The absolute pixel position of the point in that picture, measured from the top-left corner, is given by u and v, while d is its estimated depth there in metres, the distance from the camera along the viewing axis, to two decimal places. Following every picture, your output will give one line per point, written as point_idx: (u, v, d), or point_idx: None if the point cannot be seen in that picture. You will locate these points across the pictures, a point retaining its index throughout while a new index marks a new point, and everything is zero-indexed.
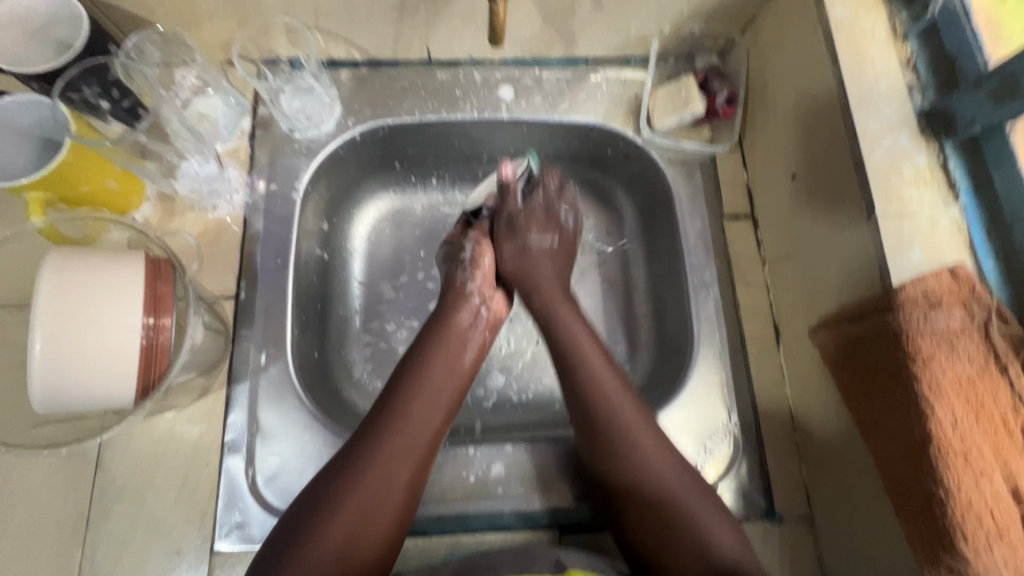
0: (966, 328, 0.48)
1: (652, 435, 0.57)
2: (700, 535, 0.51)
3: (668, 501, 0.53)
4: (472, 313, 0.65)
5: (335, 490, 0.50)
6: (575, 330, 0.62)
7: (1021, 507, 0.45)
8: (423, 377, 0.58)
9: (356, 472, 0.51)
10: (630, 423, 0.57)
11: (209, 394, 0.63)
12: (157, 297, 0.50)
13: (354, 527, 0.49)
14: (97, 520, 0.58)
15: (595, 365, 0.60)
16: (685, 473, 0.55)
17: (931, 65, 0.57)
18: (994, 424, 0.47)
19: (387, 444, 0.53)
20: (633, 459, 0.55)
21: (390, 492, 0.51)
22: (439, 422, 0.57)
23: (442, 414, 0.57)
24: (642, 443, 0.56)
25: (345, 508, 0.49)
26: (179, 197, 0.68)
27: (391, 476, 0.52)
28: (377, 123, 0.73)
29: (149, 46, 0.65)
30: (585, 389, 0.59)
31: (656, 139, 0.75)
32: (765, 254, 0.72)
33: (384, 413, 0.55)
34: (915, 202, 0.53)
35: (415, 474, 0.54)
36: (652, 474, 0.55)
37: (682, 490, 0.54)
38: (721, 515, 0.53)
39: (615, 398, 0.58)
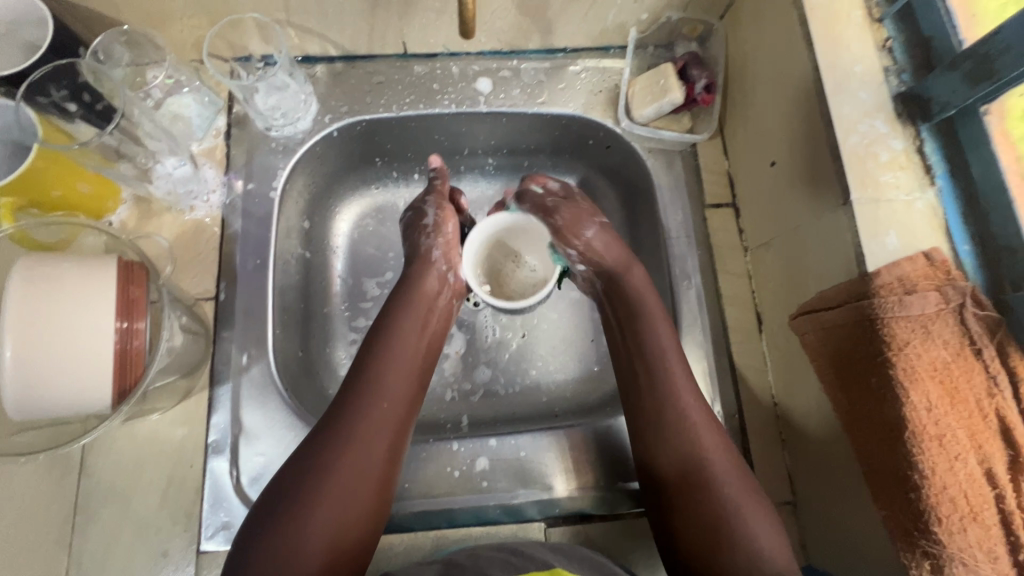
0: (941, 313, 0.48)
1: (707, 422, 0.57)
2: (753, 549, 0.49)
3: (722, 520, 0.51)
4: (439, 279, 0.65)
5: (315, 467, 0.50)
6: (653, 308, 0.63)
7: (994, 489, 0.45)
8: (389, 351, 0.59)
9: (335, 448, 0.51)
10: (687, 406, 0.57)
11: (191, 396, 0.63)
12: (131, 302, 0.50)
13: (339, 506, 0.49)
14: (82, 525, 0.58)
15: (666, 348, 0.60)
16: (732, 457, 0.55)
17: (906, 49, 0.56)
18: (969, 407, 0.47)
19: (362, 419, 0.53)
20: (699, 458, 0.55)
21: (369, 469, 0.52)
22: (407, 395, 0.57)
23: (409, 386, 0.58)
24: (700, 435, 0.56)
25: (328, 487, 0.49)
26: (155, 199, 0.68)
27: (367, 454, 0.52)
28: (354, 119, 0.72)
29: (117, 47, 0.65)
30: (650, 362, 0.60)
31: (636, 129, 0.74)
32: (747, 241, 0.72)
33: (351, 393, 0.55)
34: (891, 187, 0.53)
35: (390, 450, 0.54)
36: (708, 469, 0.54)
37: (727, 472, 0.54)
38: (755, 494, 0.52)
39: (679, 387, 0.59)
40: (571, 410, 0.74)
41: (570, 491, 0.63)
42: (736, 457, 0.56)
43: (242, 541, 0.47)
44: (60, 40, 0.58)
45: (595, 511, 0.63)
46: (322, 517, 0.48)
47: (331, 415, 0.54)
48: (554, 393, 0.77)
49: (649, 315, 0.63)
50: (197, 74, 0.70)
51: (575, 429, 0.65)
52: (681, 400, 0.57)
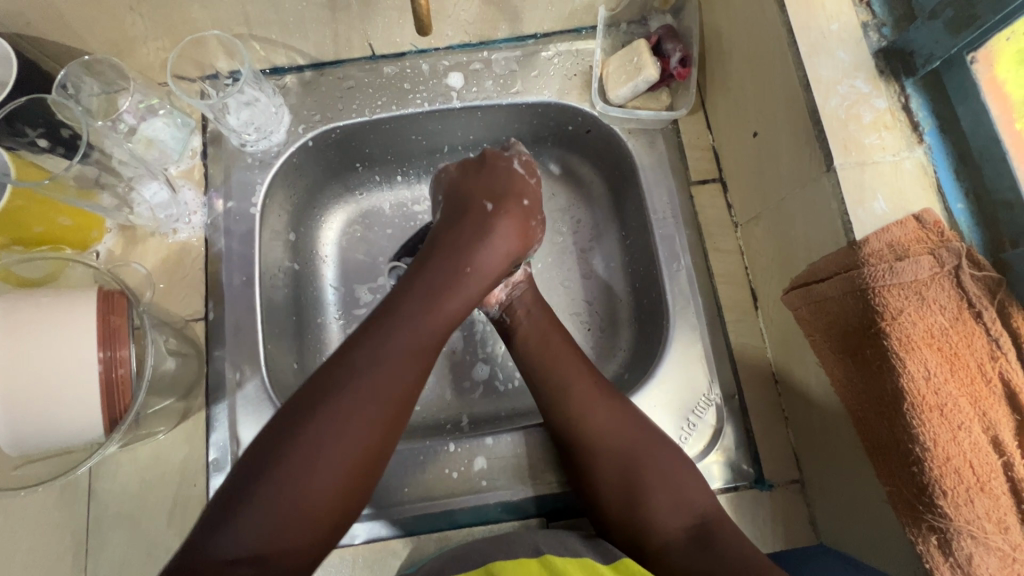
0: (936, 277, 0.46)
1: (612, 404, 0.58)
2: (685, 497, 0.53)
3: (642, 481, 0.54)
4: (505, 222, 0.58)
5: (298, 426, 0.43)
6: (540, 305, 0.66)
7: (1002, 457, 0.43)
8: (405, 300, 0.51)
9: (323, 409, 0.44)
10: (593, 403, 0.58)
11: (189, 417, 0.64)
12: (112, 329, 0.50)
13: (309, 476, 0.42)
14: (95, 549, 0.60)
15: (565, 359, 0.62)
16: (651, 434, 0.57)
17: (885, 1, 0.54)
18: (970, 373, 0.45)
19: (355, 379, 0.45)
20: (621, 452, 0.56)
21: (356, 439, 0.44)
22: (414, 359, 0.48)
23: (417, 343, 0.48)
24: (604, 415, 0.57)
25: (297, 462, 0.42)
26: (138, 225, 0.68)
27: (354, 421, 0.44)
28: (328, 126, 0.72)
29: (85, 79, 0.65)
30: (550, 367, 0.61)
31: (611, 112, 0.72)
32: (737, 217, 0.70)
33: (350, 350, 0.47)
34: (877, 148, 0.51)
35: (382, 431, 0.45)
36: (625, 443, 0.56)
37: (643, 446, 0.56)
38: (686, 476, 0.55)
39: (570, 374, 0.60)
40: None
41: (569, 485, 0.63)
42: (647, 425, 0.58)
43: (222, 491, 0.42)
44: (26, 77, 0.59)
45: None
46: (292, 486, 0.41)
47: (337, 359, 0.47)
48: None
49: (545, 319, 0.65)
50: (168, 98, 0.71)
51: None
52: (573, 383, 0.60)
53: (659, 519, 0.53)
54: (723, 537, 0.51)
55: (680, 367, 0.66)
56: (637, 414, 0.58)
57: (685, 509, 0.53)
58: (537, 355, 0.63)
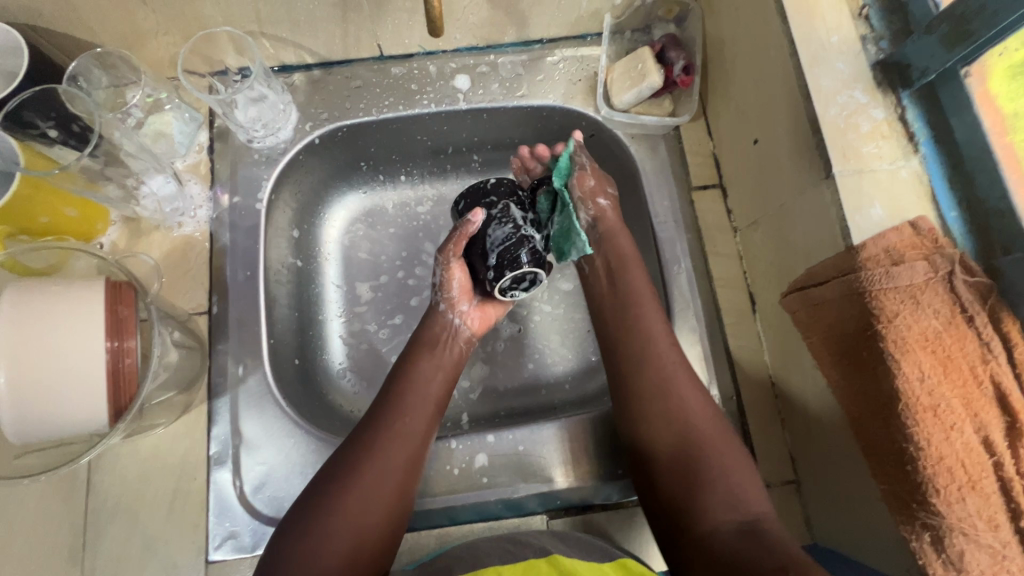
0: (930, 282, 0.47)
1: (693, 388, 0.58)
2: (737, 496, 0.51)
3: (699, 468, 0.53)
4: (450, 326, 0.66)
5: (346, 465, 0.53)
6: (639, 282, 0.65)
7: (992, 457, 0.45)
8: (408, 376, 0.60)
9: (362, 452, 0.53)
10: (676, 379, 0.58)
11: (191, 410, 0.64)
12: (120, 321, 0.51)
13: (367, 498, 0.51)
14: (93, 541, 0.59)
15: (657, 341, 0.61)
16: (720, 427, 0.56)
17: (883, 16, 0.55)
18: (963, 375, 0.46)
19: (395, 424, 0.56)
20: (689, 426, 0.55)
21: (397, 464, 0.54)
22: (432, 412, 0.59)
23: (437, 397, 0.60)
24: (688, 402, 0.57)
25: (339, 512, 0.50)
26: (144, 217, 0.69)
27: (379, 487, 0.52)
28: (335, 125, 0.72)
29: (94, 71, 0.66)
30: (642, 353, 0.60)
31: (615, 116, 0.73)
32: (735, 222, 0.72)
33: (388, 400, 0.58)
34: (874, 157, 0.52)
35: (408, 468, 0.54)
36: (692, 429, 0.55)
37: (715, 437, 0.55)
38: (752, 483, 0.52)
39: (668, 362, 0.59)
40: (569, 401, 0.74)
41: (569, 481, 0.63)
42: (723, 422, 0.56)
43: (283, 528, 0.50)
44: (36, 67, 0.59)
45: (597, 499, 0.64)
46: (346, 510, 0.50)
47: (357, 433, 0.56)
48: (553, 384, 0.77)
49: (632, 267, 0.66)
50: (176, 92, 0.71)
51: (573, 420, 0.65)
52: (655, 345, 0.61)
53: (707, 506, 0.51)
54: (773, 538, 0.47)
55: None
56: (719, 415, 0.57)
57: (737, 508, 0.50)
58: (630, 318, 0.63)
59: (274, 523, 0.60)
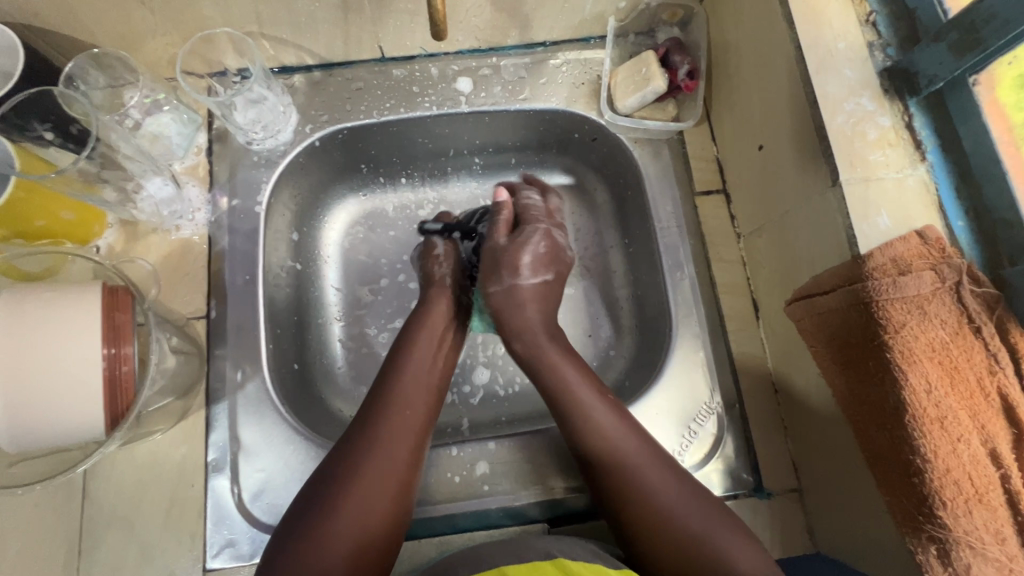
0: (937, 292, 0.47)
1: (642, 443, 0.57)
2: (721, 558, 0.49)
3: (694, 552, 0.50)
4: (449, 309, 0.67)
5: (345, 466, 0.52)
6: (551, 353, 0.62)
7: (999, 469, 0.44)
8: (405, 374, 0.59)
9: (362, 454, 0.53)
10: (612, 433, 0.57)
11: (188, 416, 0.63)
12: (116, 328, 0.50)
13: (368, 498, 0.51)
14: (89, 550, 0.59)
15: (607, 428, 0.57)
16: (678, 477, 0.55)
17: (891, 22, 0.55)
18: (969, 387, 0.46)
19: (392, 421, 0.55)
20: (649, 486, 0.54)
21: (399, 461, 0.53)
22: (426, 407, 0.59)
23: (432, 393, 0.60)
24: (644, 466, 0.55)
25: (343, 513, 0.49)
26: (141, 220, 0.68)
27: (382, 484, 0.52)
28: (335, 127, 0.72)
29: (91, 72, 0.65)
30: (581, 420, 0.58)
31: (619, 120, 0.72)
32: (739, 228, 0.71)
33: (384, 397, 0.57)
34: (881, 165, 0.52)
35: (409, 465, 0.54)
36: (658, 493, 0.53)
37: (669, 480, 0.54)
38: (743, 541, 0.51)
39: (631, 449, 0.56)
40: None
41: (571, 490, 0.63)
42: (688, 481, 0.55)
43: (279, 536, 0.49)
44: (31, 67, 0.58)
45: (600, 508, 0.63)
46: (349, 511, 0.49)
47: (355, 431, 0.55)
48: None
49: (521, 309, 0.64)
50: (174, 93, 0.70)
51: None
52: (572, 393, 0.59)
53: None
54: None
55: (682, 375, 0.67)
56: (666, 459, 0.57)
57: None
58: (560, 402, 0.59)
59: (273, 531, 0.59)
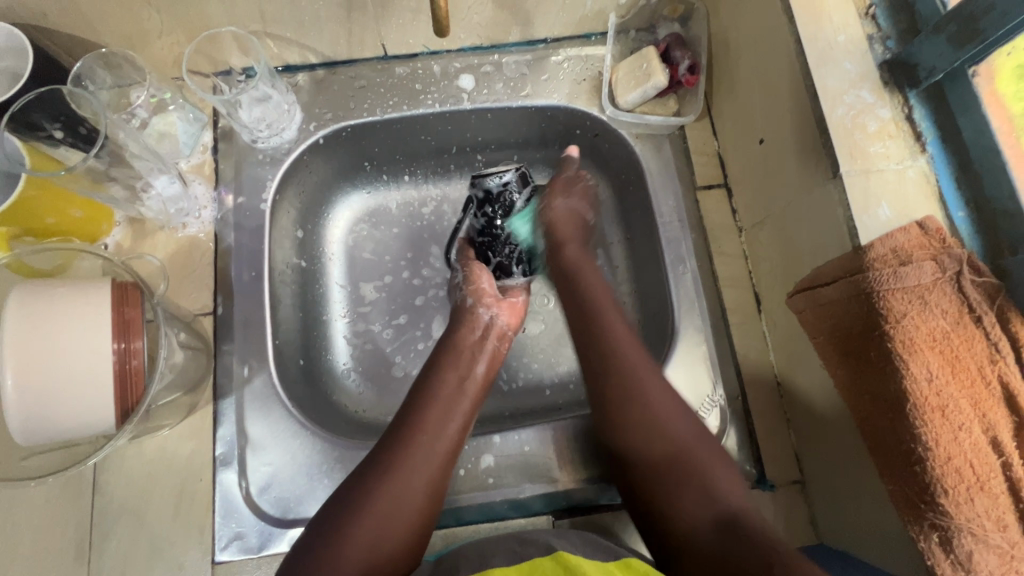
0: (938, 282, 0.47)
1: (667, 391, 0.58)
2: (713, 493, 0.51)
3: (681, 466, 0.53)
4: (481, 325, 0.68)
5: (367, 482, 0.52)
6: (613, 322, 0.63)
7: (1000, 457, 0.45)
8: (436, 393, 0.60)
9: (384, 475, 0.52)
10: (643, 373, 0.59)
11: (196, 411, 0.64)
12: (126, 322, 0.51)
13: (390, 515, 0.51)
14: (99, 543, 0.59)
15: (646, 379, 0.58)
16: (687, 415, 0.57)
17: (890, 14, 0.55)
18: (970, 375, 0.46)
19: (416, 445, 0.55)
20: (660, 419, 0.56)
21: (418, 487, 0.53)
22: (456, 429, 0.58)
23: (462, 414, 0.59)
24: (660, 402, 0.57)
25: (359, 535, 0.49)
26: (148, 218, 0.68)
27: (400, 511, 0.51)
28: (339, 125, 0.72)
29: (99, 71, 0.66)
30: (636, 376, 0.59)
31: (621, 116, 0.73)
32: (741, 222, 0.72)
33: (412, 419, 0.57)
34: (881, 157, 0.52)
35: (432, 488, 0.54)
36: (668, 434, 0.55)
37: (691, 437, 0.55)
38: (729, 478, 0.53)
39: (652, 387, 0.58)
40: (574, 401, 0.74)
41: (575, 482, 0.63)
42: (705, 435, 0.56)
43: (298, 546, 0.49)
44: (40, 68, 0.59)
45: (604, 499, 0.63)
46: (365, 530, 0.49)
47: (382, 450, 0.55)
48: (557, 385, 0.77)
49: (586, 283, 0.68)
50: (180, 92, 0.70)
51: (577, 420, 0.65)
52: (614, 331, 0.62)
53: (686, 506, 0.51)
54: (752, 530, 0.48)
55: (684, 368, 0.67)
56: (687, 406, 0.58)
57: (713, 502, 0.51)
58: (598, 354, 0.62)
59: (280, 524, 0.60)
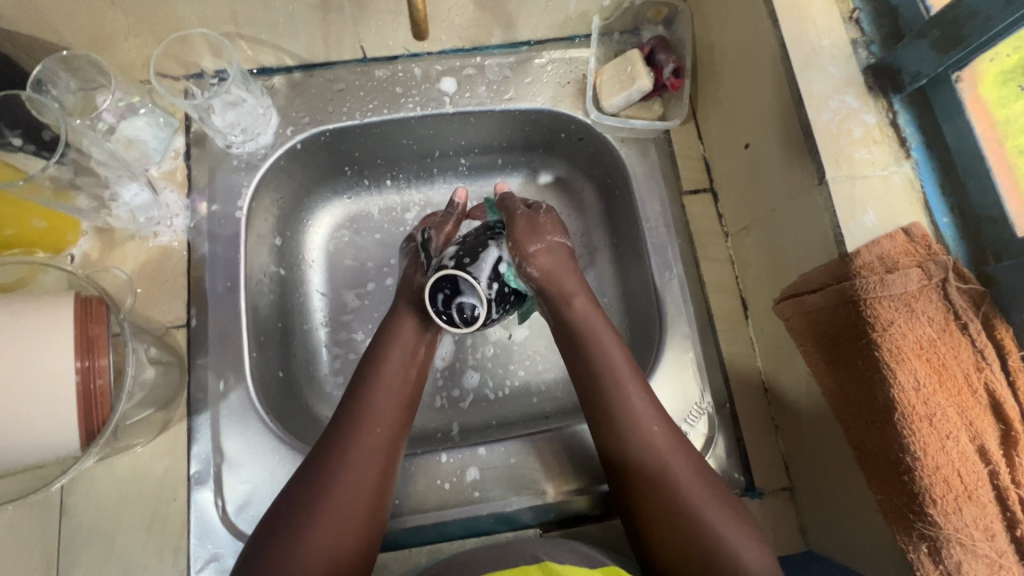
0: (924, 290, 0.47)
1: (663, 428, 0.56)
2: (732, 555, 0.49)
3: (694, 526, 0.50)
4: (418, 324, 0.62)
5: (313, 486, 0.51)
6: (601, 335, 0.60)
7: (988, 465, 0.44)
8: (376, 389, 0.57)
9: (329, 477, 0.51)
10: (642, 416, 0.56)
11: (169, 428, 0.61)
12: (90, 338, 0.48)
13: (338, 524, 0.49)
14: (67, 568, 0.57)
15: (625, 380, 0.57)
16: (691, 458, 0.55)
17: (874, 19, 0.55)
18: (957, 383, 0.46)
19: (360, 440, 0.54)
20: (664, 462, 0.54)
21: (368, 480, 0.52)
22: (393, 432, 0.56)
23: (403, 406, 0.58)
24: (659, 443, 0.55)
25: (313, 536, 0.48)
26: (117, 227, 0.66)
27: (351, 507, 0.51)
28: (316, 129, 0.70)
29: (60, 75, 0.62)
30: (608, 379, 0.58)
31: (605, 120, 0.72)
32: (727, 227, 0.71)
33: (345, 426, 0.55)
34: (866, 163, 0.52)
35: (381, 480, 0.53)
36: (666, 471, 0.53)
37: (693, 480, 0.53)
38: (747, 535, 0.50)
39: (645, 420, 0.56)
40: (562, 409, 0.73)
41: (563, 493, 0.62)
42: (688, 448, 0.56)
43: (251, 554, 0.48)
44: None
45: (592, 510, 0.63)
46: (320, 533, 0.48)
47: (321, 450, 0.53)
48: (544, 393, 0.76)
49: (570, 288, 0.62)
50: (150, 96, 0.68)
51: (563, 431, 0.64)
52: (609, 359, 0.58)
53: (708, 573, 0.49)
54: None
55: (673, 375, 0.66)
56: (686, 444, 0.56)
57: (737, 567, 0.48)
58: (583, 346, 0.60)
59: None
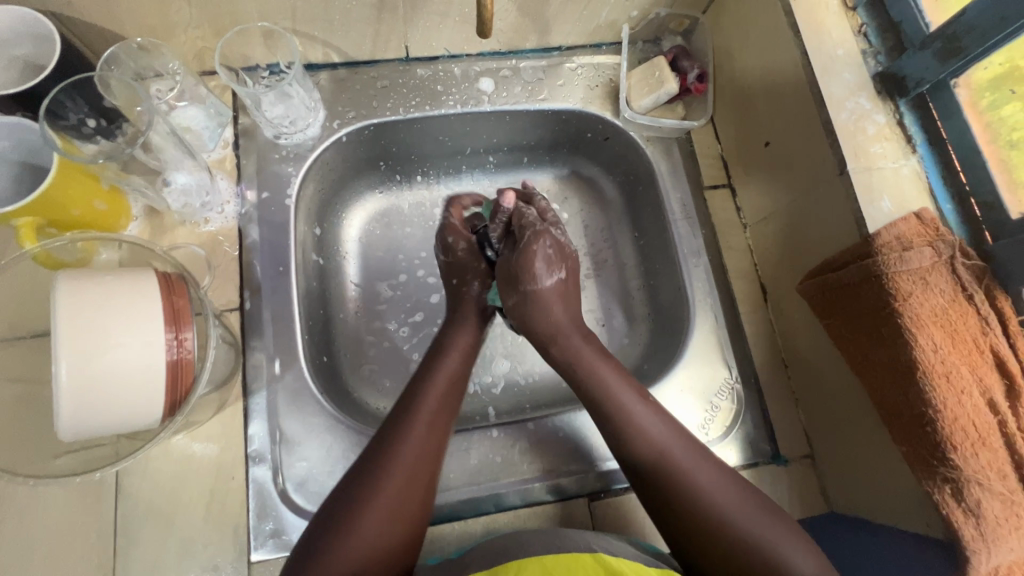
0: (936, 265, 0.54)
1: (655, 414, 0.58)
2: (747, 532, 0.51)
3: (710, 511, 0.52)
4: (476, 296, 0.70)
5: (362, 483, 0.52)
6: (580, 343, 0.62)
7: (996, 415, 0.51)
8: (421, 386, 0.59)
9: (377, 473, 0.52)
10: (630, 405, 0.58)
11: (225, 408, 0.62)
12: (176, 310, 0.50)
13: (383, 523, 0.50)
14: (125, 548, 0.57)
15: (617, 388, 0.59)
16: (685, 441, 0.56)
17: (879, 34, 0.62)
18: (968, 345, 0.52)
19: (400, 444, 0.54)
20: (662, 449, 0.55)
21: (417, 478, 0.53)
22: (438, 425, 0.57)
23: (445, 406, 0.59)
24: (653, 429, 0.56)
25: (365, 525, 0.49)
26: (168, 212, 0.67)
27: (391, 511, 0.51)
28: (362, 123, 0.73)
29: (122, 61, 0.65)
30: (592, 376, 0.59)
31: (638, 118, 0.77)
32: (745, 219, 0.77)
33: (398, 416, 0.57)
34: (880, 156, 0.59)
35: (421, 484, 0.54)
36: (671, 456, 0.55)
37: (697, 462, 0.55)
38: (769, 518, 0.52)
39: (634, 409, 0.57)
40: None
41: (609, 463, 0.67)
42: (699, 446, 0.57)
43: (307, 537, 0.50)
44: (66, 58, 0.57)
45: None
46: (370, 523, 0.49)
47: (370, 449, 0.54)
48: None
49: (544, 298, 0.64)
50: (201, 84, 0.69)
51: None
52: (583, 354, 0.61)
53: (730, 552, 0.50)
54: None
55: (702, 353, 0.72)
56: (680, 428, 0.58)
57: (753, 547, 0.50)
58: (567, 354, 0.62)
59: None
